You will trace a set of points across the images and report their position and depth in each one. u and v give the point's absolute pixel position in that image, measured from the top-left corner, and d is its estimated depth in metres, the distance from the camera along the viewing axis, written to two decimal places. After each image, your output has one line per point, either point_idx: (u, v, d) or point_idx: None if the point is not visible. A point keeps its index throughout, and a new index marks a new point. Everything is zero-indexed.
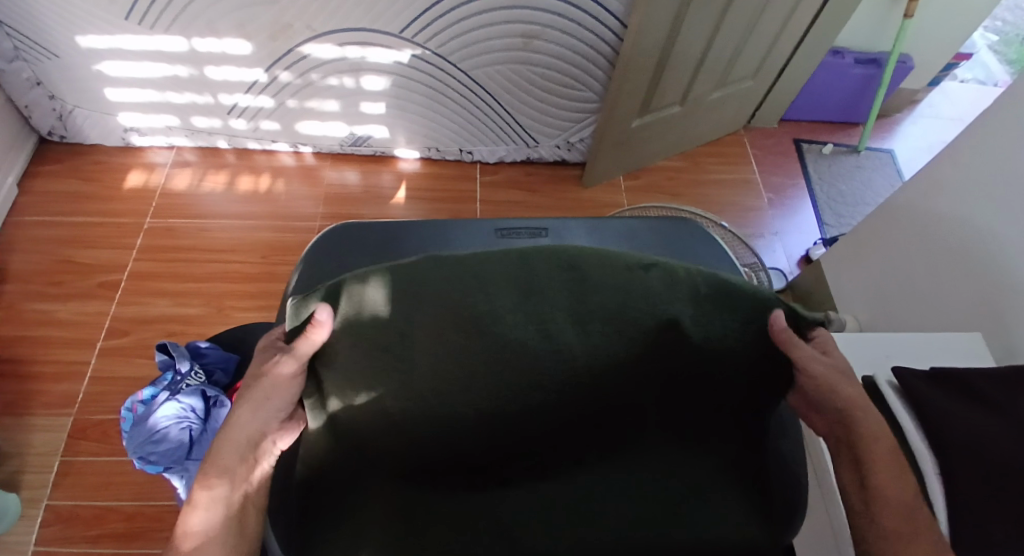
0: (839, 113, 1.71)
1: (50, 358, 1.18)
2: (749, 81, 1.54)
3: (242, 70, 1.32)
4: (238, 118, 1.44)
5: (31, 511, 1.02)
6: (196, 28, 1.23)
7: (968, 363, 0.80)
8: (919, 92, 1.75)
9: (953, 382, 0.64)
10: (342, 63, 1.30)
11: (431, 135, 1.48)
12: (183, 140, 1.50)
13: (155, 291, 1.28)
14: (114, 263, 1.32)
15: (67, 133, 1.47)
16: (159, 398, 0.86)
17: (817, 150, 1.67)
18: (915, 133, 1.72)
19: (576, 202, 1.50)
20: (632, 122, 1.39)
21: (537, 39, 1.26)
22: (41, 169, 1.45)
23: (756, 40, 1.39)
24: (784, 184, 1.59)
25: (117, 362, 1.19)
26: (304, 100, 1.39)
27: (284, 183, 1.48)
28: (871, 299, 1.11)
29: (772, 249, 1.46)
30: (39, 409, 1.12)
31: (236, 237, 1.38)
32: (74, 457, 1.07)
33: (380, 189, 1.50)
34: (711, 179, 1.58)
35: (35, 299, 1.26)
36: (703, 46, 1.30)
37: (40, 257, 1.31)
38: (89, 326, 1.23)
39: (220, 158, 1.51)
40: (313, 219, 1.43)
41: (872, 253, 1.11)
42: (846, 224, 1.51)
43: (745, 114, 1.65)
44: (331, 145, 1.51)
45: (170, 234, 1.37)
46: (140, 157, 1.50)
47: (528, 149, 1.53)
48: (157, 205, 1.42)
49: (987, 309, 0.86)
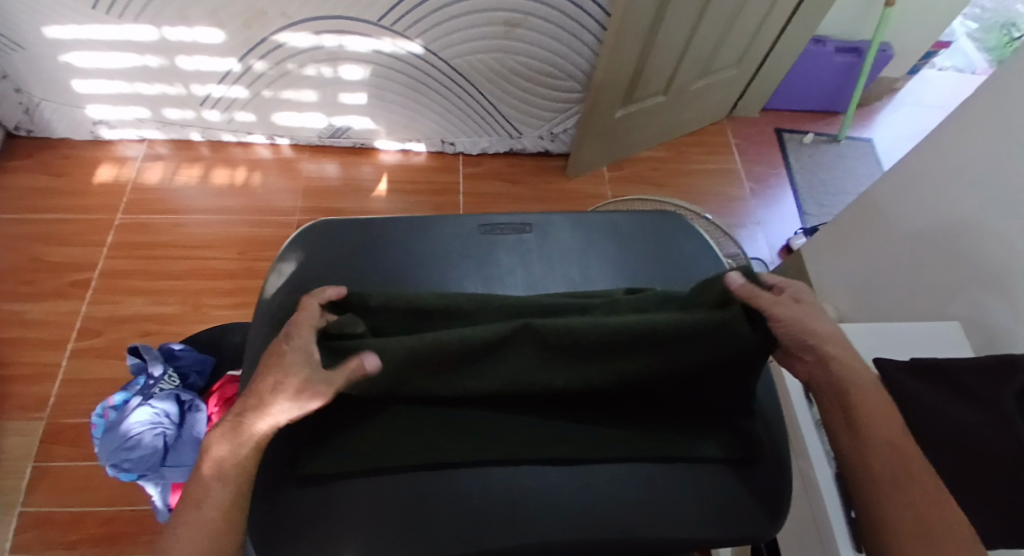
0: (821, 102, 1.71)
1: (21, 361, 1.14)
2: (732, 70, 1.53)
3: (214, 60, 1.28)
4: (212, 110, 1.39)
5: (5, 518, 0.99)
6: (165, 16, 1.18)
7: (947, 352, 0.81)
8: (899, 80, 1.76)
9: (934, 371, 0.64)
10: (319, 52, 1.26)
11: (412, 126, 1.45)
12: (156, 132, 1.45)
13: (129, 290, 1.25)
14: (86, 261, 1.28)
15: (33, 127, 1.41)
16: (132, 402, 0.83)
17: (798, 139, 1.68)
18: (894, 121, 1.74)
19: (561, 194, 1.49)
20: (615, 111, 1.38)
21: (519, 27, 1.24)
22: (6, 164, 1.40)
23: (739, 29, 1.38)
24: (766, 174, 1.59)
25: (91, 363, 1.15)
26: (280, 90, 1.35)
27: (262, 177, 1.44)
28: (853, 290, 1.11)
29: (754, 239, 1.46)
30: (10, 413, 1.08)
31: (213, 232, 1.34)
32: (49, 461, 1.04)
33: (361, 181, 1.47)
34: (694, 169, 1.58)
35: (4, 300, 1.21)
36: (686, 33, 1.29)
37: (8, 256, 1.26)
38: (61, 327, 1.19)
39: (194, 151, 1.47)
40: (292, 213, 1.39)
41: (855, 243, 1.11)
42: (827, 214, 1.52)
43: (729, 103, 1.65)
44: (310, 137, 1.48)
45: (143, 231, 1.33)
46: (111, 151, 1.45)
47: (511, 140, 1.51)
48: (129, 200, 1.37)
49: (968, 297, 0.87)
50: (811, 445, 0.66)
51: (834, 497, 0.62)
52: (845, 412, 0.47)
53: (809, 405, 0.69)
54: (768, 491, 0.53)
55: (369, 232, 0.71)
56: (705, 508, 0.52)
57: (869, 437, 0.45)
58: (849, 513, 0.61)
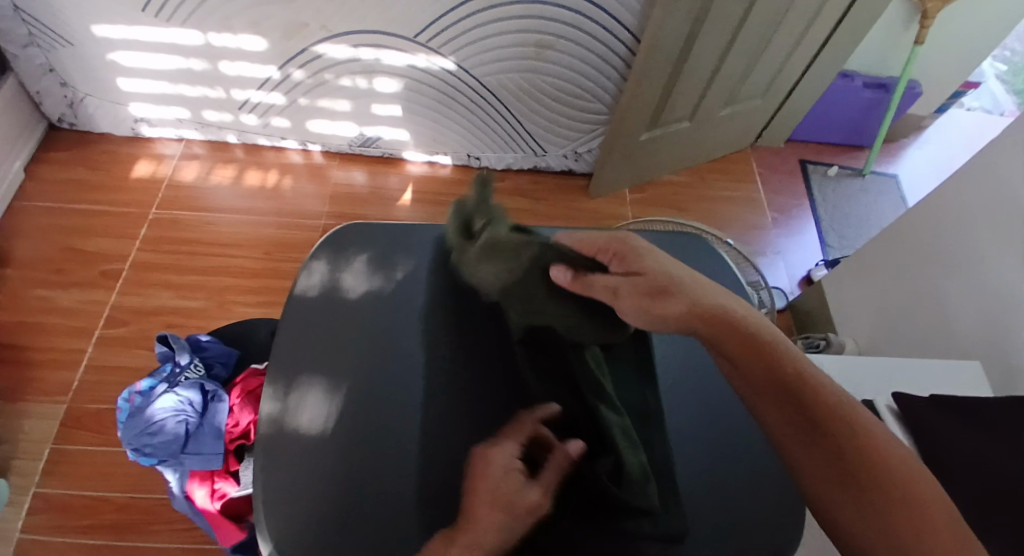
0: (846, 135, 1.72)
1: (49, 345, 1.18)
2: (757, 100, 1.55)
3: (255, 67, 1.33)
4: (249, 114, 1.44)
5: (21, 497, 1.01)
6: (212, 22, 1.23)
7: (969, 391, 0.80)
8: (926, 118, 1.76)
9: (950, 407, 0.64)
10: (355, 64, 1.30)
11: (439, 140, 1.49)
12: (193, 133, 1.50)
13: (156, 283, 1.28)
14: (118, 253, 1.32)
15: (77, 121, 1.48)
16: (158, 389, 0.86)
17: (822, 171, 1.68)
18: (920, 158, 1.73)
19: (581, 213, 1.51)
20: (640, 135, 1.40)
21: (550, 49, 1.27)
22: (49, 155, 1.46)
23: (766, 60, 1.40)
24: (788, 204, 1.59)
25: (115, 352, 1.18)
26: (315, 99, 1.40)
27: (291, 181, 1.48)
28: (873, 324, 1.10)
29: (774, 268, 1.46)
30: (34, 395, 1.11)
31: (240, 232, 1.38)
32: (68, 445, 1.07)
33: (386, 190, 1.50)
34: (716, 196, 1.59)
35: (37, 285, 1.25)
36: (714, 62, 1.31)
37: (44, 243, 1.31)
38: (89, 314, 1.23)
39: (228, 153, 1.52)
40: (318, 217, 1.43)
41: (876, 277, 1.10)
42: (849, 247, 1.51)
43: (753, 133, 1.66)
44: (340, 145, 1.52)
45: (174, 226, 1.37)
46: (149, 148, 1.50)
47: (535, 157, 1.54)
48: (163, 196, 1.42)
49: (992, 337, 0.86)
50: None
51: None
52: (777, 390, 0.45)
53: None
54: (773, 523, 0.54)
55: (396, 238, 0.73)
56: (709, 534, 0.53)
57: (822, 421, 0.43)
58: None
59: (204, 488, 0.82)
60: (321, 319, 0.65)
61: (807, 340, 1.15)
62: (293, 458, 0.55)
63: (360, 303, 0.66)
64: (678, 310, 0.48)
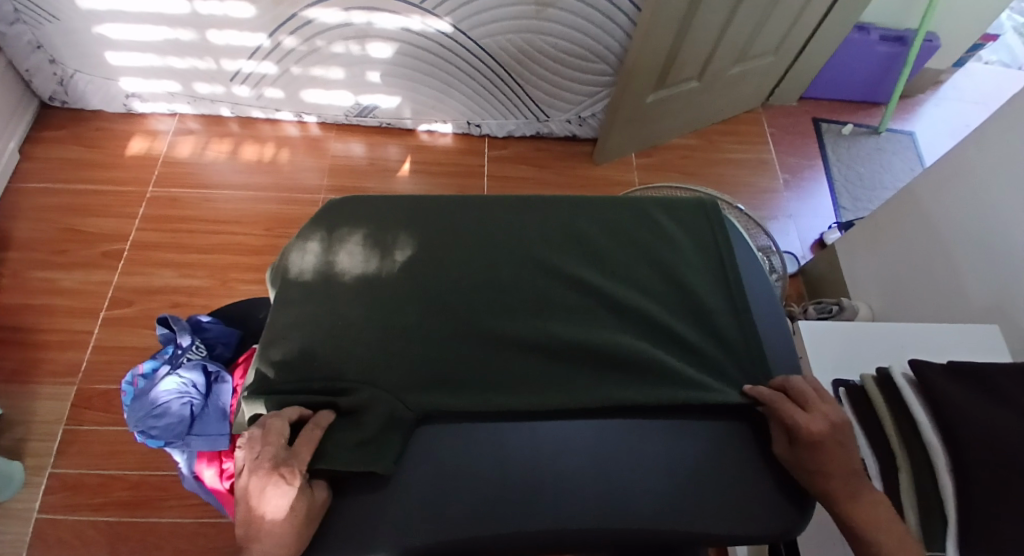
0: (862, 91, 1.65)
1: (54, 327, 1.18)
2: (769, 57, 1.48)
3: (245, 36, 1.28)
4: (242, 85, 1.40)
5: (35, 478, 1.03)
6: None
7: (984, 355, 0.78)
8: (944, 72, 1.69)
9: (972, 376, 0.63)
10: (348, 29, 1.25)
11: (439, 107, 1.44)
12: (186, 107, 1.47)
13: (157, 262, 1.27)
14: (118, 233, 1.31)
15: (69, 99, 1.44)
16: (160, 372, 0.86)
17: (836, 130, 1.62)
18: (938, 114, 1.67)
19: (586, 181, 1.47)
20: (646, 96, 1.34)
21: (550, 8, 1.21)
22: (42, 135, 1.43)
23: (779, 13, 1.33)
24: (800, 166, 1.54)
25: (121, 332, 1.18)
26: (309, 68, 1.35)
27: (289, 154, 1.45)
28: (886, 287, 1.08)
29: (785, 232, 1.43)
30: (43, 377, 1.12)
31: (238, 208, 1.35)
32: (78, 426, 1.08)
33: (386, 161, 1.46)
34: (727, 158, 1.54)
35: (39, 267, 1.25)
36: (724, 17, 1.24)
37: (42, 225, 1.30)
38: (94, 295, 1.22)
39: (223, 127, 1.48)
40: (317, 191, 1.40)
41: (891, 238, 1.07)
42: (863, 209, 1.47)
43: (764, 92, 1.60)
44: (337, 115, 1.48)
45: (173, 205, 1.35)
46: (144, 125, 1.47)
47: (538, 123, 1.49)
48: (159, 174, 1.40)
49: (1006, 301, 0.84)
50: None
51: None
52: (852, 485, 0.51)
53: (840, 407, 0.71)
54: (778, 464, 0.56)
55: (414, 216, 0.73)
56: (732, 498, 0.54)
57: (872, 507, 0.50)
58: None
59: (213, 468, 0.80)
60: (332, 303, 0.66)
61: (819, 305, 1.13)
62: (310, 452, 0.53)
63: (356, 285, 0.67)
64: (823, 426, 0.53)
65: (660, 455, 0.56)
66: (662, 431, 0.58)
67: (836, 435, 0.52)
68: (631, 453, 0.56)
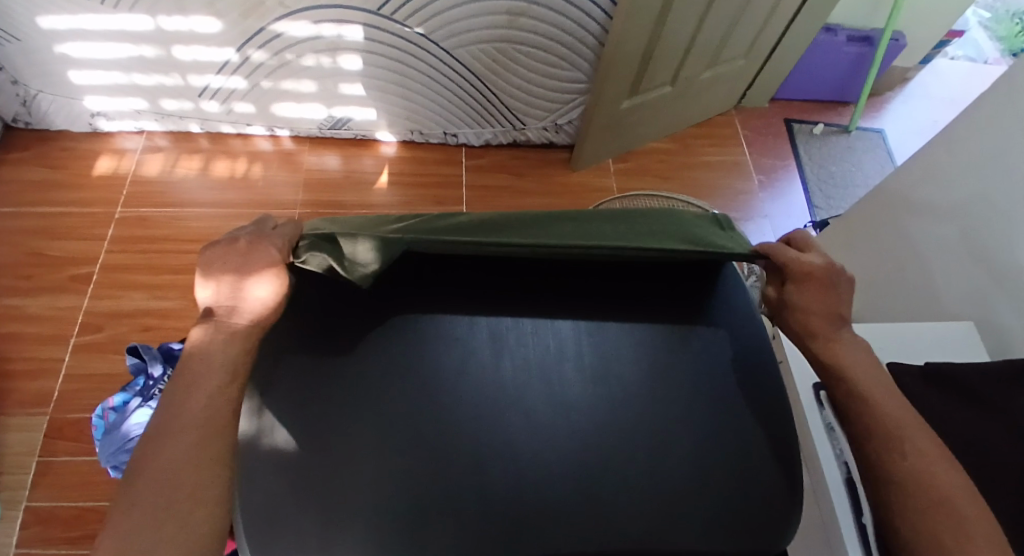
0: (831, 92, 1.68)
1: (22, 355, 1.14)
2: (740, 60, 1.50)
3: (213, 50, 1.25)
4: (211, 101, 1.37)
5: (7, 514, 0.99)
6: (162, 5, 1.15)
7: (963, 356, 0.80)
8: (910, 70, 1.72)
9: (949, 378, 0.63)
10: (319, 42, 1.24)
11: (414, 118, 1.43)
12: (154, 124, 1.43)
13: (130, 285, 1.24)
14: (87, 256, 1.27)
15: (31, 119, 1.40)
16: (132, 404, 0.84)
17: (807, 130, 1.64)
18: (906, 112, 1.70)
19: (565, 188, 1.47)
20: (621, 103, 1.35)
21: (523, 17, 1.21)
22: (4, 156, 1.38)
23: (749, 17, 1.35)
24: (774, 166, 1.56)
25: (92, 358, 1.15)
26: (280, 81, 1.33)
27: (263, 169, 1.43)
28: (861, 287, 1.09)
29: (761, 233, 1.44)
30: (12, 408, 1.08)
31: (213, 226, 1.33)
32: (51, 457, 1.04)
33: (362, 174, 1.45)
34: (701, 161, 1.55)
35: (5, 294, 1.21)
36: (694, 23, 1.26)
37: (8, 251, 1.26)
38: (63, 322, 1.18)
39: (193, 143, 1.45)
40: (293, 206, 1.38)
41: (865, 234, 1.08)
42: (836, 207, 1.49)
43: (736, 94, 1.62)
44: (311, 129, 1.46)
45: (143, 224, 1.32)
46: (110, 143, 1.43)
47: (515, 131, 1.49)
48: (128, 193, 1.36)
49: (978, 295, 0.86)
50: (822, 449, 0.70)
51: (843, 500, 0.67)
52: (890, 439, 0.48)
53: (819, 410, 0.73)
54: (778, 461, 0.54)
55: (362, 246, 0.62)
56: (742, 508, 0.51)
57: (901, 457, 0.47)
58: (858, 518, 0.66)
59: None
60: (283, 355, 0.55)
61: None
62: (279, 453, 0.50)
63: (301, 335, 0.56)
64: (818, 264, 0.57)
65: (657, 466, 0.53)
66: (659, 437, 0.54)
67: (824, 273, 0.56)
68: (614, 469, 0.52)
